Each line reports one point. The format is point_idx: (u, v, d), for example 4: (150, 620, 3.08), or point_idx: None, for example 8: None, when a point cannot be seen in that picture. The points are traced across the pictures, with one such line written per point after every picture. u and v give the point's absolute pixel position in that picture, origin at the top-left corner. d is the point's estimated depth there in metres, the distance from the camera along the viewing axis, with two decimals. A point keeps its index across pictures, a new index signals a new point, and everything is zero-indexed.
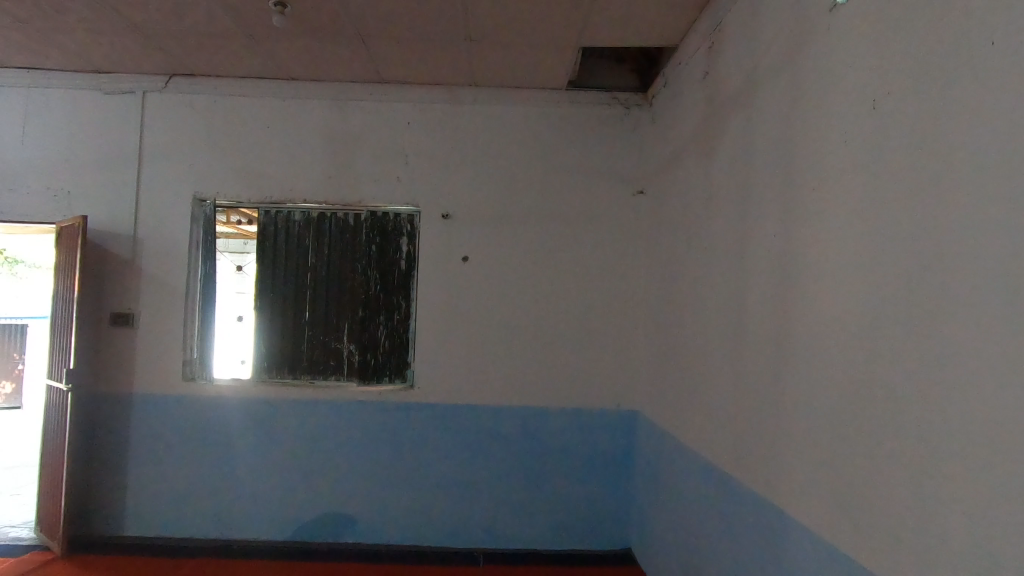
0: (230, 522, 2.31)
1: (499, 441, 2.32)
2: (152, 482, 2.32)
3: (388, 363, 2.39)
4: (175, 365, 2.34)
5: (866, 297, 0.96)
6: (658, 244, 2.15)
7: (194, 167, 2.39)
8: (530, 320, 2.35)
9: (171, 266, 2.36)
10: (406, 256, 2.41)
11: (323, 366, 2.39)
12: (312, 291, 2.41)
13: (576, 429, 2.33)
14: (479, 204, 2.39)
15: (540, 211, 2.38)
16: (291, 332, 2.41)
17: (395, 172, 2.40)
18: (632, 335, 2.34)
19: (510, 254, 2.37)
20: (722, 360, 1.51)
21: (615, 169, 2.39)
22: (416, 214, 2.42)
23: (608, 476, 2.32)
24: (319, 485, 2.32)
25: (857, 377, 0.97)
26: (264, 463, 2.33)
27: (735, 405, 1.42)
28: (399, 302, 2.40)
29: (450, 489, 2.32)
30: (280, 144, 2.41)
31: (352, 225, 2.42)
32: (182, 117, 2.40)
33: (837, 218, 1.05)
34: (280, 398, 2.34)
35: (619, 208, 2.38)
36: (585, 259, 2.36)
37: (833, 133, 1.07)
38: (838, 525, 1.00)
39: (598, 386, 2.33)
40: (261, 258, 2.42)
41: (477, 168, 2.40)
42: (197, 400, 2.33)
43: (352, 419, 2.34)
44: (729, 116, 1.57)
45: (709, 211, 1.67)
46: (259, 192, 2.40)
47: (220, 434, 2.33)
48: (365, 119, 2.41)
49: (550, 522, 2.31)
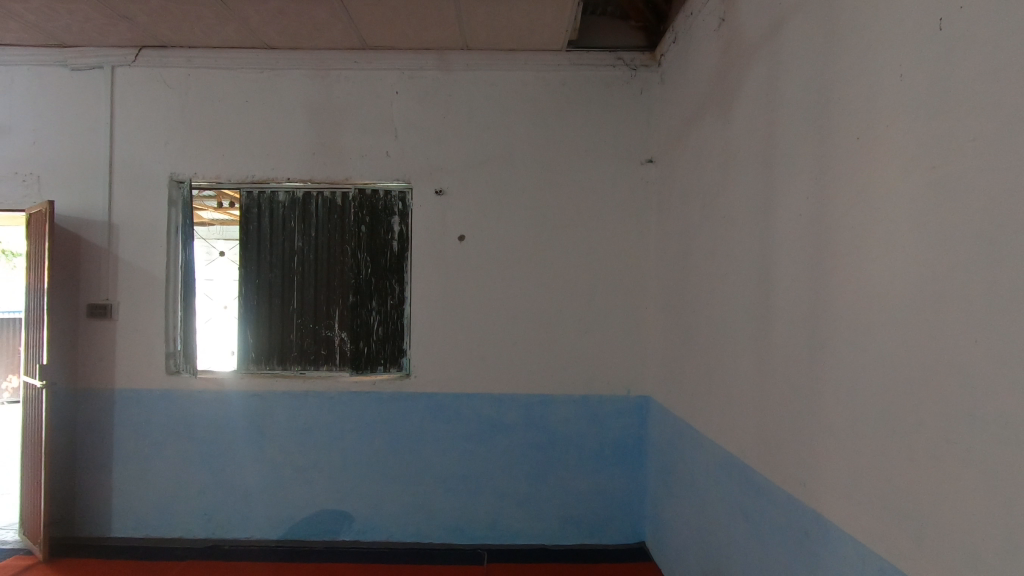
0: (222, 521, 2.20)
1: (502, 431, 2.18)
2: (138, 481, 2.21)
3: (382, 351, 2.25)
4: (158, 358, 2.21)
5: (929, 263, 0.79)
6: (670, 217, 1.98)
7: (170, 146, 2.24)
8: (534, 303, 2.19)
9: (150, 253, 2.22)
10: (397, 236, 2.25)
11: (314, 356, 2.26)
12: (300, 277, 2.26)
13: (584, 417, 2.18)
14: (474, 179, 2.21)
15: (541, 186, 2.20)
16: (279, 320, 2.26)
17: (384, 146, 2.23)
18: (642, 314, 2.18)
19: (509, 231, 2.20)
20: (745, 343, 1.35)
21: (621, 137, 2.20)
22: (408, 191, 2.26)
23: (619, 466, 2.17)
24: (314, 482, 2.20)
25: (917, 362, 0.80)
26: (255, 459, 2.21)
27: (760, 392, 1.26)
28: (393, 286, 2.25)
29: (452, 483, 2.19)
30: (260, 119, 2.24)
31: (339, 204, 2.27)
32: (154, 93, 2.24)
33: (887, 172, 0.88)
34: (269, 391, 2.21)
35: (626, 179, 2.20)
36: (591, 236, 2.19)
37: (882, 68, 0.89)
38: (892, 537, 0.84)
39: (607, 372, 2.18)
40: (245, 243, 2.27)
41: (473, 140, 2.22)
42: (182, 395, 2.21)
43: (346, 410, 2.20)
44: (749, 65, 1.38)
45: (728, 175, 1.49)
46: (239, 171, 2.24)
47: (208, 428, 2.21)
48: (350, 90, 2.24)
49: (559, 515, 2.18)
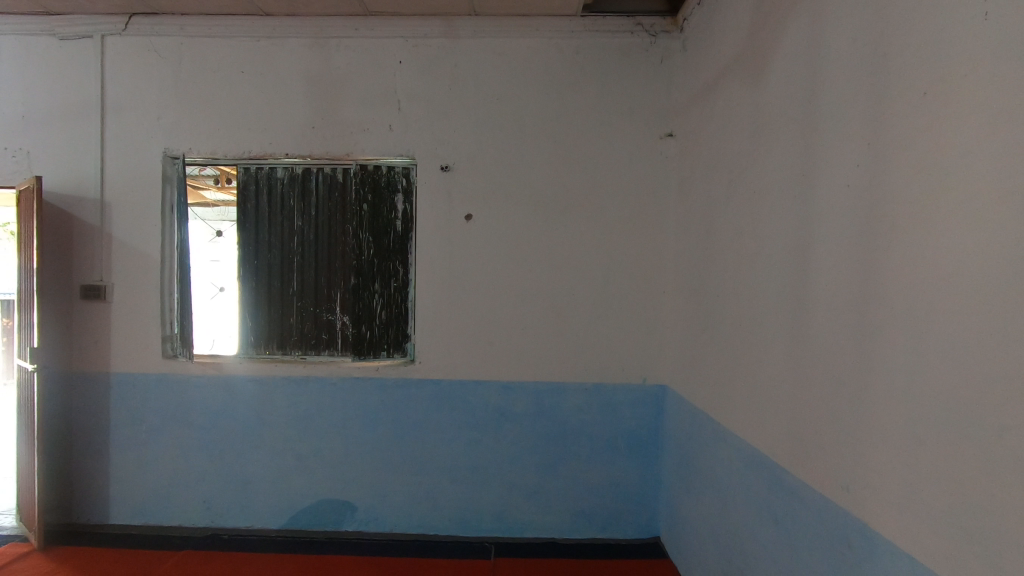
0: (221, 510, 2.14)
1: (510, 420, 2.08)
2: (136, 467, 2.14)
3: (385, 336, 2.15)
4: (154, 341, 2.14)
5: (1017, 239, 0.66)
6: (691, 194, 1.84)
7: (163, 119, 2.13)
8: (545, 286, 2.08)
9: (144, 232, 2.13)
10: (401, 215, 2.14)
11: (315, 341, 2.16)
12: (300, 258, 2.16)
13: (596, 406, 2.07)
14: (482, 155, 2.09)
15: (553, 161, 2.07)
16: (278, 302, 2.17)
17: (386, 119, 2.11)
18: (660, 299, 2.05)
19: (520, 210, 2.08)
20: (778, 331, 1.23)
21: (639, 109, 2.06)
22: (412, 167, 2.14)
23: (633, 458, 2.07)
24: (315, 471, 2.12)
25: (998, 356, 0.68)
26: (254, 447, 2.13)
27: (795, 386, 1.14)
28: (396, 268, 2.14)
29: (458, 474, 2.10)
30: (256, 91, 2.12)
31: (340, 181, 2.16)
32: (146, 63, 2.13)
33: (965, 133, 0.74)
34: (269, 377, 2.12)
35: (644, 154, 2.06)
36: (606, 215, 2.06)
37: (960, 8, 0.75)
38: (959, 557, 0.73)
39: (621, 360, 2.06)
40: (242, 222, 2.17)
41: (480, 113, 2.09)
42: (179, 380, 2.13)
43: (348, 396, 2.11)
44: (787, 20, 1.23)
45: (759, 145, 1.35)
46: (236, 146, 2.13)
47: (206, 414, 2.13)
48: (351, 60, 2.11)
49: (569, 508, 2.09)
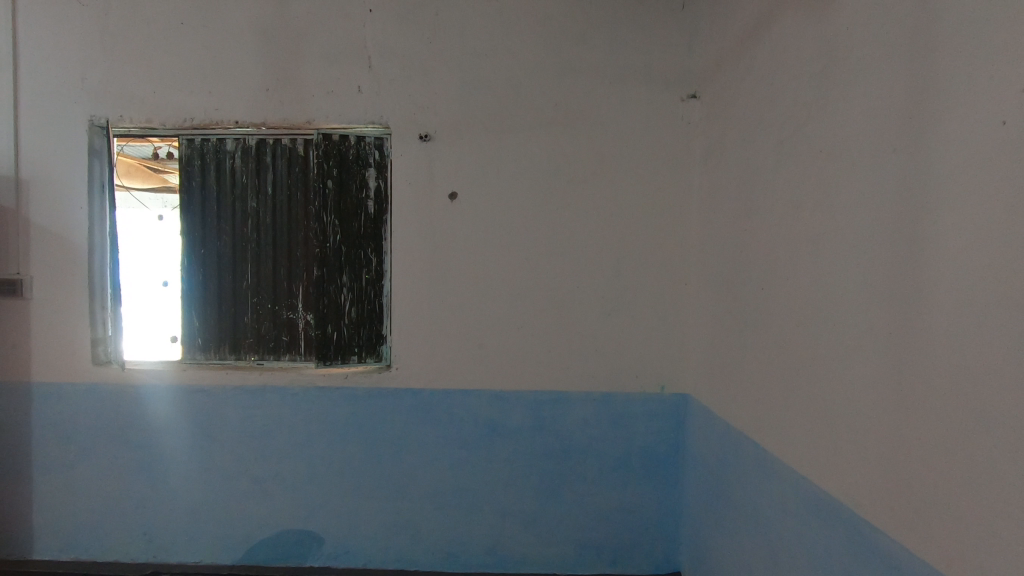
0: (166, 543, 1.83)
1: (504, 437, 1.76)
2: (66, 493, 1.82)
3: (356, 337, 1.82)
4: (82, 346, 1.80)
5: None
6: (725, 167, 1.51)
7: (87, 80, 1.78)
8: (545, 278, 1.75)
9: (67, 216, 1.79)
10: (374, 194, 1.81)
11: (274, 344, 1.84)
12: (255, 247, 1.83)
13: (606, 420, 1.75)
14: (469, 121, 1.74)
15: (555, 129, 1.73)
16: (230, 299, 1.84)
17: (355, 80, 1.76)
18: (682, 292, 1.73)
19: (514, 188, 1.74)
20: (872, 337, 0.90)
21: (656, 65, 1.72)
22: (386, 137, 1.81)
23: (649, 479, 1.76)
24: (277, 497, 1.81)
25: None
26: (203, 470, 1.81)
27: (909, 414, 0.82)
28: (368, 257, 1.81)
29: (443, 499, 1.79)
30: (198, 46, 1.77)
31: (301, 154, 1.82)
32: (65, 12, 1.76)
33: None
34: (219, 386, 1.80)
35: (663, 119, 1.72)
36: (617, 193, 1.73)
37: None
38: None
39: (636, 365, 1.74)
40: (187, 203, 1.83)
41: (468, 70, 1.74)
42: (115, 391, 1.80)
43: (312, 409, 1.79)
44: None
45: (837, 89, 1.01)
46: (176, 114, 1.79)
47: (147, 430, 1.81)
48: (311, 8, 1.75)
49: (574, 539, 1.78)
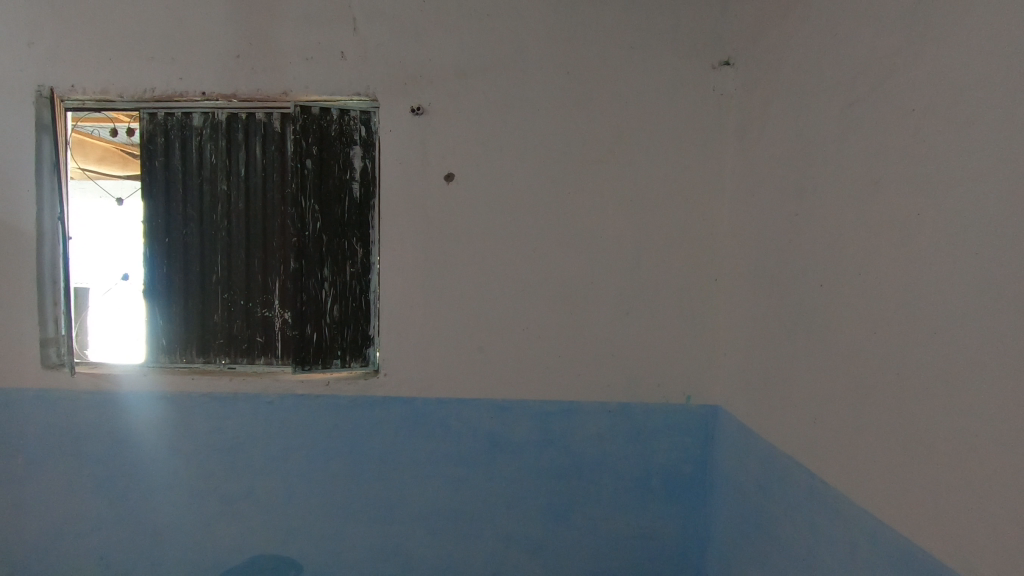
0: (126, 567, 1.63)
1: (507, 452, 1.55)
2: (13, 512, 1.62)
3: (339, 338, 1.61)
4: (30, 347, 1.59)
5: None
6: (768, 141, 1.28)
7: (34, 44, 1.56)
8: (554, 273, 1.53)
9: (11, 199, 1.58)
10: (360, 175, 1.60)
11: (247, 345, 1.63)
12: (225, 236, 1.61)
13: (623, 434, 1.53)
14: (468, 92, 1.52)
15: (566, 100, 1.51)
16: (197, 293, 1.63)
17: (338, 44, 1.54)
18: (710, 288, 1.50)
19: (519, 169, 1.52)
20: (1000, 352, 0.68)
21: (685, 26, 1.49)
22: (374, 112, 1.59)
23: (671, 501, 1.55)
24: (251, 517, 1.60)
25: None
26: (167, 488, 1.61)
27: None
28: (352, 247, 1.60)
29: (437, 522, 1.58)
30: (159, 5, 1.55)
31: (277, 130, 1.60)
32: None
33: None
34: (184, 394, 1.59)
35: (691, 89, 1.49)
36: (637, 174, 1.50)
37: None
38: None
39: (658, 371, 1.52)
40: (149, 186, 1.62)
41: (466, 34, 1.51)
42: (67, 397, 1.60)
43: (289, 420, 1.58)
44: None
45: (944, 30, 0.79)
46: (135, 83, 1.57)
47: (104, 441, 1.61)
48: None
49: (585, 568, 1.57)
